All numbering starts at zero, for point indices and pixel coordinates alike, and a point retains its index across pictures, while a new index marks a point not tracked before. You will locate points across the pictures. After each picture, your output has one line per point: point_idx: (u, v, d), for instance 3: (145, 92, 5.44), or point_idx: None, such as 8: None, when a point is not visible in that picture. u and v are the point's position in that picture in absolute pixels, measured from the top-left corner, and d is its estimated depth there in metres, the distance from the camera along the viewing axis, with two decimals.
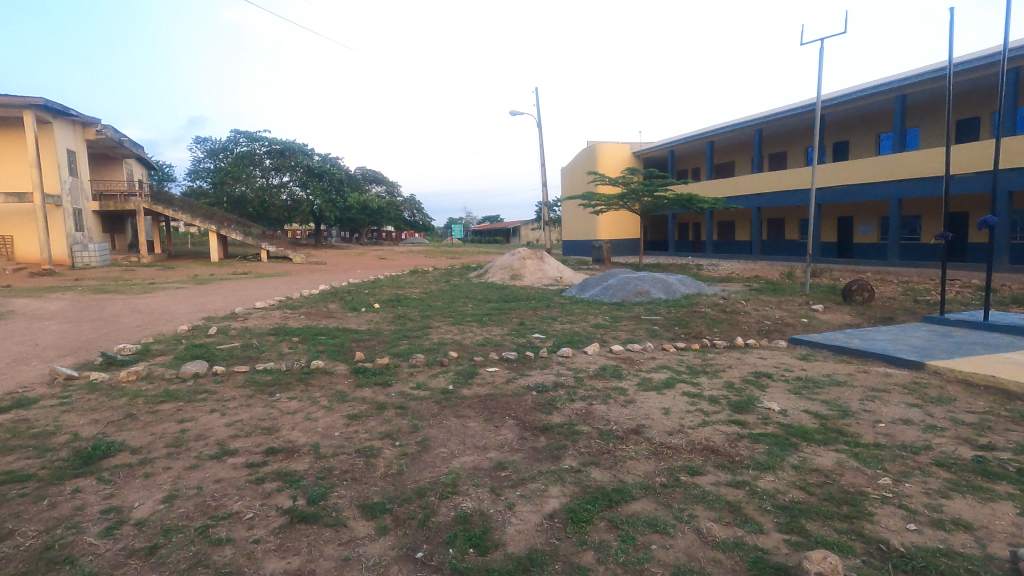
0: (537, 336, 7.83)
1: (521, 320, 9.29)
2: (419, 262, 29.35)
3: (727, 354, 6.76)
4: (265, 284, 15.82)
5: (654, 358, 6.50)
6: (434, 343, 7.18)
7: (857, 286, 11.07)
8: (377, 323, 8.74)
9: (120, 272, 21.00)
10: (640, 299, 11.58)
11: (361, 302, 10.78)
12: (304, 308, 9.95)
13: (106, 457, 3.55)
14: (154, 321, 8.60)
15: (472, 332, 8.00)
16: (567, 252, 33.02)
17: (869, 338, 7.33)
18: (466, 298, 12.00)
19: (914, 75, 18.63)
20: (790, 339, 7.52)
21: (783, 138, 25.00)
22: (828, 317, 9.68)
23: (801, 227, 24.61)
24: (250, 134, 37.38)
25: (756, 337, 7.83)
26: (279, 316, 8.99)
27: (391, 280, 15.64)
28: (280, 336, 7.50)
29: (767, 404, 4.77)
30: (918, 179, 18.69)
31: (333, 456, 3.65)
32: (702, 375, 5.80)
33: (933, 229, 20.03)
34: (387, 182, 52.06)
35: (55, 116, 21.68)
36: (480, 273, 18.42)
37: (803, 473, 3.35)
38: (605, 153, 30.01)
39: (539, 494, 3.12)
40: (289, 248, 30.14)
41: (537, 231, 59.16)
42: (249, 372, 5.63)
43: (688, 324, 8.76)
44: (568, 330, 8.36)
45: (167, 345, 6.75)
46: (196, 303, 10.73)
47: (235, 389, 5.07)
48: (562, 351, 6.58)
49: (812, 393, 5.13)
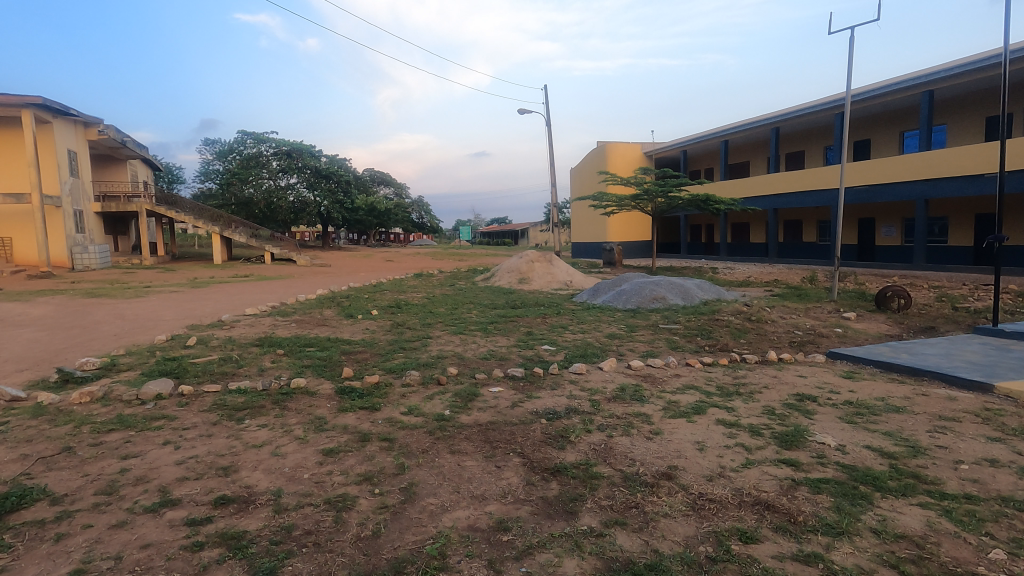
0: (545, 348, 7.11)
1: (529, 329, 8.56)
2: (426, 264, 28.81)
3: (761, 371, 6.01)
4: (264, 288, 15.24)
5: (678, 377, 5.76)
6: (432, 357, 6.48)
7: (894, 292, 10.31)
8: (373, 332, 8.08)
9: (120, 275, 20.55)
10: (656, 305, 10.83)
11: (358, 308, 10.13)
12: (296, 314, 9.31)
13: (17, 510, 2.89)
14: (135, 329, 8.02)
15: (476, 344, 7.29)
16: (576, 254, 32.34)
17: (917, 353, 6.54)
18: (470, 305, 11.29)
19: (942, 69, 17.72)
20: (828, 352, 6.76)
21: (801, 137, 24.13)
22: (864, 328, 8.88)
23: (819, 229, 23.74)
24: (257, 136, 37.05)
25: (790, 351, 7.05)
26: (268, 325, 8.35)
27: (394, 284, 14.97)
28: (263, 348, 6.82)
29: (820, 437, 4.03)
30: (948, 179, 17.76)
31: (295, 510, 2.95)
32: (736, 397, 5.07)
33: (962, 230, 19.10)
34: (395, 184, 51.55)
35: (54, 116, 21.35)
36: (487, 276, 17.75)
37: (889, 542, 2.63)
38: (616, 153, 29.33)
39: (552, 573, 2.41)
40: (294, 250, 29.62)
41: (546, 233, 58.48)
42: (220, 392, 4.95)
43: (712, 335, 8.00)
44: (581, 341, 7.65)
45: (137, 359, 6.11)
46: (184, 309, 10.14)
47: (197, 414, 4.39)
48: (574, 367, 5.86)
49: (869, 423, 4.38)
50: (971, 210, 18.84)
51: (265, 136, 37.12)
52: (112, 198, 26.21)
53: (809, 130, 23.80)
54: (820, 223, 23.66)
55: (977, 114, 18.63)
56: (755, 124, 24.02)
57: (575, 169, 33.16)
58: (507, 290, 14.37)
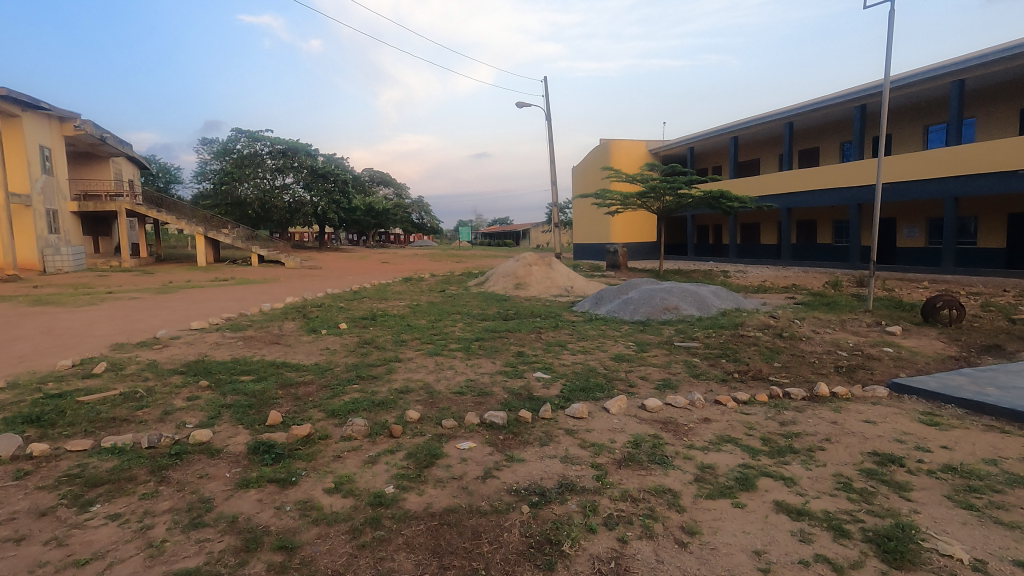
0: (538, 376, 5.77)
1: (520, 348, 7.22)
2: (422, 267, 27.52)
3: (814, 412, 4.66)
4: (235, 294, 13.95)
5: (709, 422, 4.42)
6: (393, 392, 5.13)
7: (945, 303, 8.85)
8: (333, 353, 6.75)
9: (92, 278, 19.33)
10: (668, 316, 9.48)
11: (324, 320, 8.81)
12: (249, 330, 7.98)
13: None
14: (47, 349, 6.70)
15: (453, 370, 5.94)
16: (578, 255, 30.97)
17: (1007, 386, 5.15)
18: (457, 315, 9.94)
19: (974, 57, 16.27)
20: (893, 385, 5.40)
21: (818, 132, 22.73)
22: (916, 346, 7.52)
23: (835, 230, 22.38)
24: (251, 134, 35.67)
25: (842, 382, 5.69)
26: (209, 344, 7.00)
27: (378, 290, 13.66)
28: (187, 377, 5.47)
29: (940, 544, 2.67)
30: (980, 176, 16.36)
31: None
32: (792, 460, 3.72)
33: (994, 231, 17.66)
34: (395, 184, 50.64)
35: (23, 109, 20.13)
36: (481, 280, 16.43)
37: None
38: (620, 149, 28.01)
39: None
40: (284, 251, 28.34)
41: (548, 233, 57.06)
42: (86, 453, 3.61)
43: (738, 359, 6.65)
44: (582, 366, 6.30)
45: (12, 396, 4.77)
46: (126, 321, 8.82)
47: (26, 497, 3.05)
48: (572, 409, 4.51)
49: (1001, 511, 3.01)
50: (1004, 208, 17.44)
51: (259, 134, 35.58)
52: (92, 196, 25.00)
53: (825, 126, 22.46)
54: (837, 223, 22.30)
55: (1011, 106, 17.23)
56: (767, 119, 22.65)
57: (577, 167, 31.82)
58: (500, 296, 13.06)
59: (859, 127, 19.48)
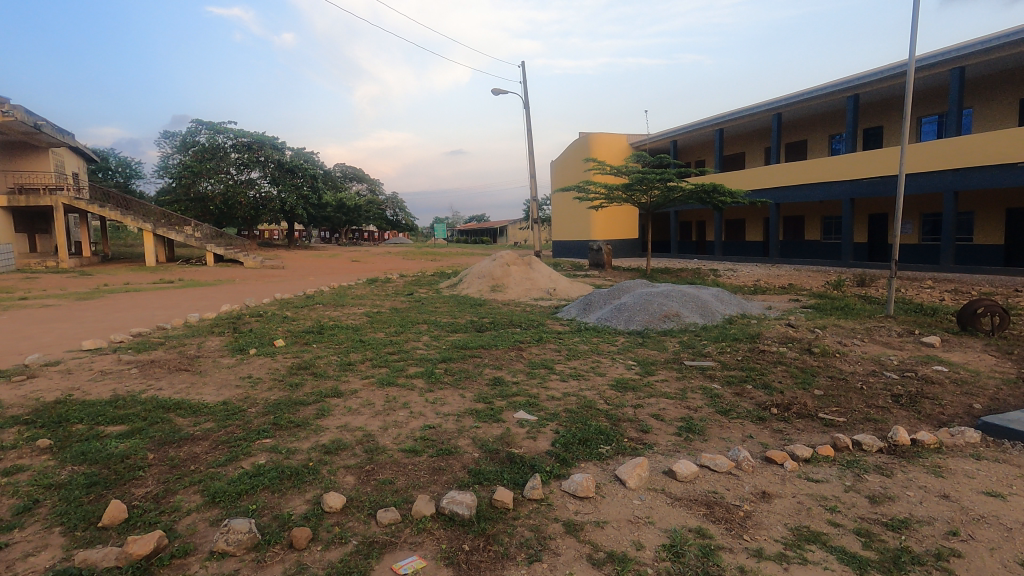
0: (521, 417, 4.34)
1: (496, 371, 5.78)
2: (394, 266, 25.84)
3: (909, 479, 3.31)
4: (174, 299, 12.24)
5: (774, 502, 3.02)
6: (318, 451, 3.63)
7: (986, 309, 7.68)
8: (253, 385, 5.17)
9: (16, 280, 17.31)
10: (669, 325, 8.16)
11: (258, 336, 7.22)
12: (158, 350, 6.38)
13: None
14: None
15: (407, 411, 4.45)
16: (558, 253, 29.62)
17: None
18: (422, 326, 8.44)
19: (976, 42, 15.31)
20: (990, 427, 4.07)
21: (808, 123, 21.74)
22: (967, 363, 6.30)
23: (824, 226, 21.46)
24: (212, 125, 33.20)
25: (916, 422, 4.38)
26: (92, 373, 5.39)
27: (337, 295, 12.08)
28: (27, 430, 3.89)
29: None
30: (980, 169, 15.43)
31: None
32: None
33: (993, 227, 16.84)
34: (370, 180, 48.91)
35: None
36: (453, 282, 14.94)
37: None
38: (602, 141, 26.76)
39: None
40: (243, 250, 26.21)
41: (526, 231, 55.80)
42: None
43: (770, 385, 5.30)
44: (576, 399, 4.86)
45: None
46: (7, 337, 7.12)
47: None
48: (572, 484, 3.08)
49: None
50: (1005, 203, 16.59)
51: (221, 126, 33.15)
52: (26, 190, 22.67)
53: (815, 117, 21.49)
54: (826, 219, 21.37)
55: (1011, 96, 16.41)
56: (755, 111, 21.57)
57: (557, 162, 30.48)
58: (475, 300, 11.67)
59: (852, 117, 18.42)
